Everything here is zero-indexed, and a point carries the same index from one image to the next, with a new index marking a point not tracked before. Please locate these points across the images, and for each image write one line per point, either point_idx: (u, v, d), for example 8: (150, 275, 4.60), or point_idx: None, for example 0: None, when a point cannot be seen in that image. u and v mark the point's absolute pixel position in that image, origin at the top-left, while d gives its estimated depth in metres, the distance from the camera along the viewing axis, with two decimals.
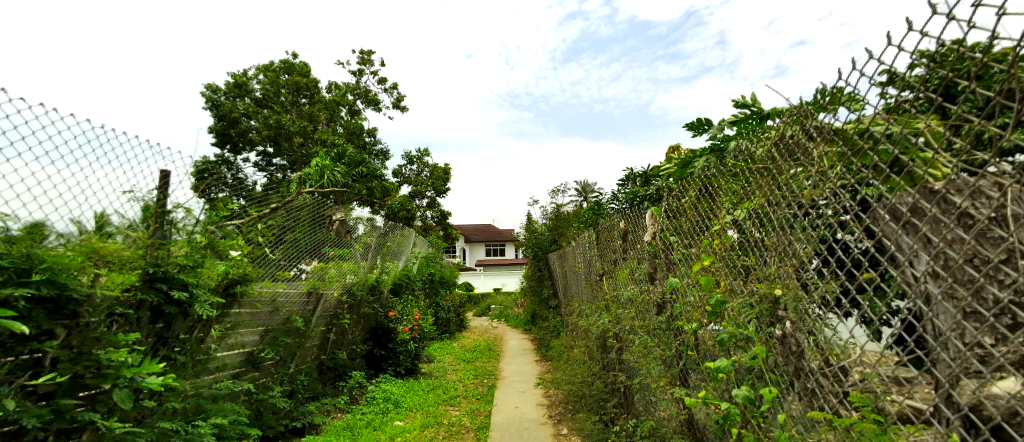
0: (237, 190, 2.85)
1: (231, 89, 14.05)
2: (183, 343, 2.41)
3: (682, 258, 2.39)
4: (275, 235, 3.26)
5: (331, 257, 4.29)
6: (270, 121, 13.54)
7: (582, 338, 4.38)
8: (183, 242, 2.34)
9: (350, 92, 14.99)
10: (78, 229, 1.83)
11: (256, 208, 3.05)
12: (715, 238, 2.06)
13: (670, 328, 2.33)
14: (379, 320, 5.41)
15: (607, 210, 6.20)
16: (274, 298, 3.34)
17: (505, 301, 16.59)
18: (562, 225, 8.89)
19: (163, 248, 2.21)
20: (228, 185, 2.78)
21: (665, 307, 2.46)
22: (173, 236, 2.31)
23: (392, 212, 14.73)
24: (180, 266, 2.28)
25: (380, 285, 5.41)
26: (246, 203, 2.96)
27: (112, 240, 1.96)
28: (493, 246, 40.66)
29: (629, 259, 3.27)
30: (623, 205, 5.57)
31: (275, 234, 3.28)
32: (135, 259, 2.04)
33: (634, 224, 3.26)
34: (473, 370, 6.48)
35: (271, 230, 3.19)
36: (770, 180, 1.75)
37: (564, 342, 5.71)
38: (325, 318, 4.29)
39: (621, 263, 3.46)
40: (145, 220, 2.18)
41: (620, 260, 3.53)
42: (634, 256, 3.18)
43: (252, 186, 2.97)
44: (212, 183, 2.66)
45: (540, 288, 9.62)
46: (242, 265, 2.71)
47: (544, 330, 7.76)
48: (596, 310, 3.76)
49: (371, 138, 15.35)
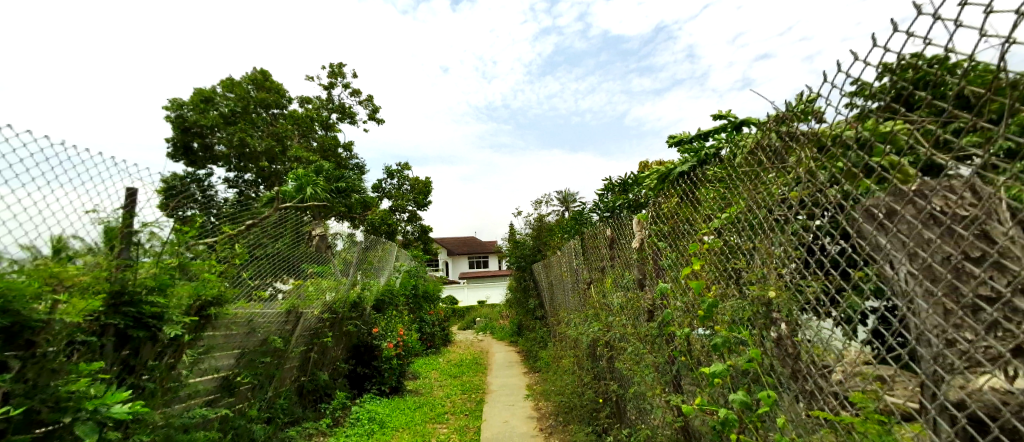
0: (207, 207, 2.78)
1: (198, 104, 13.53)
2: (151, 370, 2.27)
3: (668, 262, 2.39)
4: (249, 254, 3.12)
5: (308, 274, 4.15)
6: (240, 136, 13.08)
7: (572, 350, 4.31)
8: (150, 263, 2.22)
9: (325, 106, 14.74)
10: (31, 254, 1.71)
11: (231, 225, 2.98)
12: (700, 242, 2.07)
13: (662, 335, 2.29)
14: (362, 337, 5.23)
15: (589, 218, 6.22)
16: (251, 319, 3.18)
17: (490, 314, 16.39)
18: (545, 235, 8.80)
19: (128, 270, 2.09)
20: (198, 202, 2.70)
21: (654, 314, 2.41)
22: (140, 257, 2.18)
23: (372, 226, 14.45)
24: (145, 290, 2.16)
25: (364, 302, 5.24)
26: (218, 220, 2.87)
27: (71, 265, 1.85)
28: (476, 258, 40.33)
29: (616, 267, 3.23)
30: (607, 213, 5.58)
31: (249, 252, 3.14)
32: (97, 283, 1.94)
33: (620, 229, 3.23)
34: (460, 385, 6.35)
35: (244, 249, 3.06)
36: (754, 182, 1.75)
37: (553, 354, 5.64)
38: (307, 338, 4.10)
39: (609, 270, 3.42)
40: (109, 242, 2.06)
41: (606, 268, 3.50)
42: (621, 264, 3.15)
43: (222, 203, 2.90)
44: (181, 200, 2.58)
45: (524, 298, 9.54)
46: (215, 284, 2.59)
47: (531, 342, 7.68)
48: (585, 320, 3.70)
49: (347, 153, 15.16)
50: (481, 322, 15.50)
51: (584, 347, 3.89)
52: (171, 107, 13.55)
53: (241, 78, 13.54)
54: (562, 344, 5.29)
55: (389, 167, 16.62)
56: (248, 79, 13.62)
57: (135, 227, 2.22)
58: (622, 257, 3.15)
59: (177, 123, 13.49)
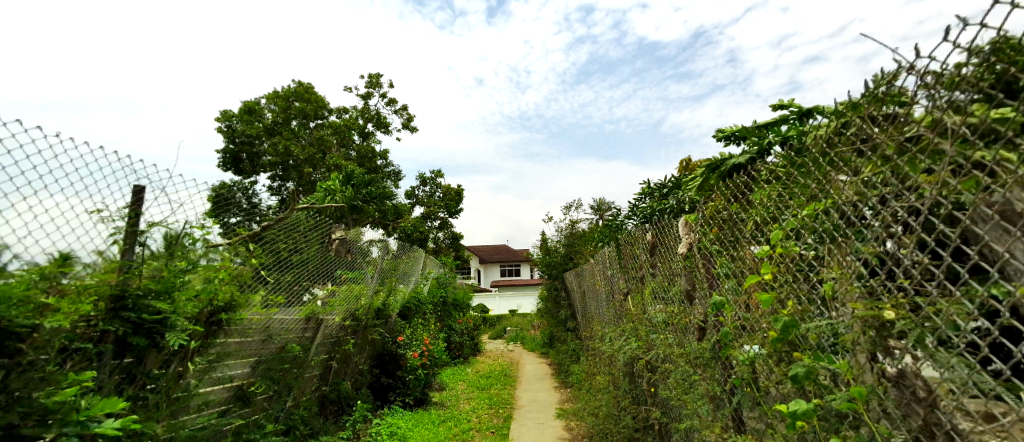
0: (252, 214, 2.79)
1: (243, 114, 14.00)
2: (155, 379, 2.13)
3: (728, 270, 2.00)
4: (273, 259, 2.97)
5: (342, 280, 4.07)
6: (279, 145, 13.46)
7: (608, 368, 3.96)
8: (203, 270, 2.29)
9: (360, 115, 15.01)
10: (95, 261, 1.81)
11: (273, 231, 2.98)
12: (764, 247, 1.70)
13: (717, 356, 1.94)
14: (387, 346, 5.07)
15: (625, 225, 5.85)
16: (267, 325, 3.04)
17: (522, 324, 16.07)
18: (577, 243, 8.43)
19: (180, 277, 2.16)
20: (242, 210, 2.71)
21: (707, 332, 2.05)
22: (191, 264, 2.24)
23: (405, 233, 14.51)
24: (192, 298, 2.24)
25: (389, 309, 5.07)
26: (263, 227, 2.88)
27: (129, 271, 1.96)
28: (508, 266, 40.11)
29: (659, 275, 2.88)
30: (645, 219, 5.22)
31: (275, 257, 3.01)
32: (150, 289, 2.03)
33: (663, 234, 2.88)
34: (487, 399, 6.08)
35: (277, 256, 3.04)
36: (849, 161, 1.30)
37: (585, 369, 5.29)
38: (328, 346, 3.96)
39: (650, 279, 3.07)
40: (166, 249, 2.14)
41: (647, 277, 3.15)
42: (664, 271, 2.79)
43: (267, 210, 2.90)
44: (226, 209, 2.60)
45: (556, 308, 9.19)
46: (227, 289, 2.47)
47: (563, 355, 7.32)
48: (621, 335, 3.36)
49: (382, 161, 15.36)
50: (512, 331, 15.24)
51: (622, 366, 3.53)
52: (219, 117, 14.12)
53: (283, 89, 13.97)
54: (596, 360, 4.94)
55: (422, 174, 16.70)
56: (290, 90, 14.02)
57: (186, 234, 2.27)
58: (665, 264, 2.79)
59: (224, 133, 14.02)
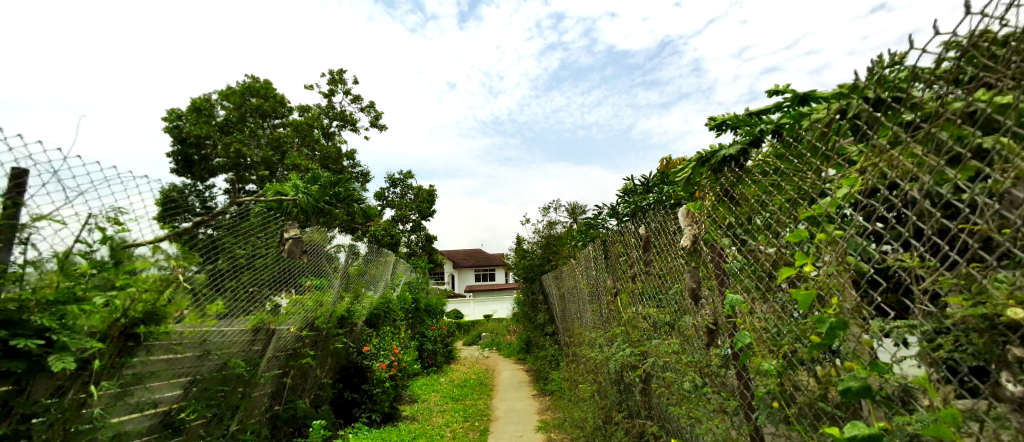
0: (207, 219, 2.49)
1: (195, 114, 13.10)
2: (47, 411, 1.69)
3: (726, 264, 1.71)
4: (211, 261, 2.51)
5: (309, 288, 3.72)
6: (235, 147, 12.69)
7: (597, 378, 3.66)
8: (155, 278, 2.06)
9: (325, 114, 14.37)
10: (38, 270, 1.64)
11: (229, 239, 2.69)
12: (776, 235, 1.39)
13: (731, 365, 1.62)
14: (351, 358, 4.63)
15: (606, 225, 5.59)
16: (204, 339, 2.59)
17: (498, 329, 15.69)
18: (553, 243, 8.16)
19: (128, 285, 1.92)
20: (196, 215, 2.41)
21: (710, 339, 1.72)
22: (144, 271, 2.01)
23: (375, 238, 13.93)
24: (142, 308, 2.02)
25: (354, 317, 4.64)
26: (217, 233, 2.57)
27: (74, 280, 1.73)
28: (482, 270, 39.60)
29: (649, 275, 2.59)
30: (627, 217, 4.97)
31: (217, 258, 2.57)
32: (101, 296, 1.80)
33: (659, 228, 2.59)
34: (462, 411, 5.70)
35: (233, 262, 2.72)
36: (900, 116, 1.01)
37: (575, 377, 4.99)
38: (282, 361, 3.51)
39: (645, 280, 2.80)
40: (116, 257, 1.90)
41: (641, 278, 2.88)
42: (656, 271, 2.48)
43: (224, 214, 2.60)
44: (178, 212, 2.30)
45: (533, 312, 8.89)
46: (150, 296, 2.04)
47: (542, 361, 7.01)
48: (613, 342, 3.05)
49: (350, 162, 14.75)
50: (489, 337, 14.85)
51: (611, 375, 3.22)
52: (170, 117, 13.18)
53: (241, 87, 13.22)
54: (582, 366, 4.65)
55: (391, 176, 16.12)
56: (246, 88, 13.24)
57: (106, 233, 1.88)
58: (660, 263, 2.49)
59: (176, 134, 13.08)
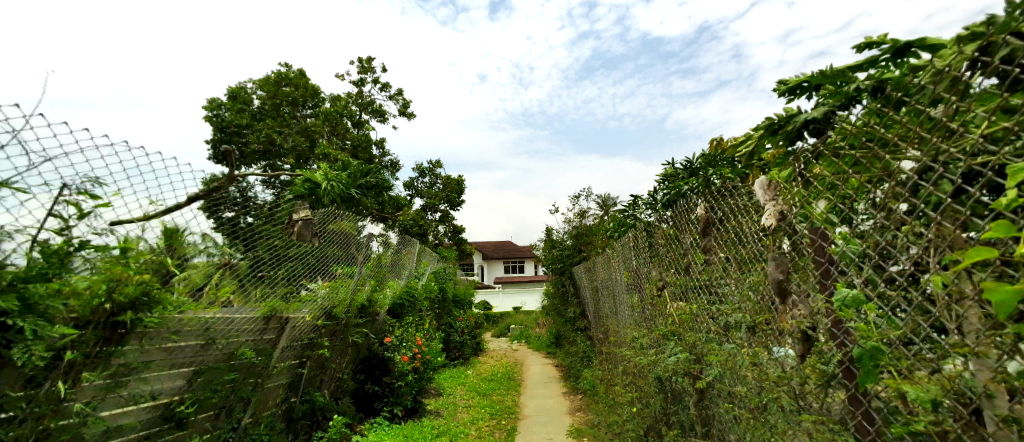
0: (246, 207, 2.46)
1: (233, 103, 13.35)
2: (14, 405, 1.49)
3: (824, 245, 1.27)
4: (246, 251, 2.46)
5: (338, 275, 3.68)
6: (268, 135, 12.85)
7: (639, 382, 3.27)
8: (203, 265, 2.18)
9: (356, 103, 14.39)
10: (102, 255, 1.70)
11: (267, 226, 2.64)
12: (921, 199, 0.96)
13: (843, 384, 1.19)
14: (373, 348, 4.44)
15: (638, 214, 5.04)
16: (208, 327, 2.37)
17: (527, 321, 15.40)
18: (585, 234, 7.75)
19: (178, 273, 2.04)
20: (235, 205, 2.39)
21: (806, 347, 1.29)
22: (193, 258, 2.11)
23: (403, 227, 13.87)
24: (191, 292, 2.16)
25: (376, 306, 4.44)
26: (256, 222, 2.53)
27: (135, 265, 1.81)
28: (512, 262, 39.49)
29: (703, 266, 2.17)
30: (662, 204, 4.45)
31: (252, 249, 2.51)
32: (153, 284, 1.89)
33: (712, 206, 2.06)
34: (488, 407, 5.45)
35: (274, 252, 2.71)
36: None
37: (612, 377, 4.61)
38: (299, 351, 3.32)
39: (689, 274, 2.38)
40: (170, 245, 1.99)
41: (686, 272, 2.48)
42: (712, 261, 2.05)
43: (262, 203, 2.55)
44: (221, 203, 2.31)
45: (564, 306, 8.54)
46: (146, 281, 1.85)
47: (573, 357, 6.67)
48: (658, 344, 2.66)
49: (379, 152, 14.75)
50: (517, 329, 14.61)
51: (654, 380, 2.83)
52: (209, 107, 13.50)
53: (275, 76, 13.40)
54: (622, 367, 4.26)
55: (421, 165, 16.02)
56: (280, 76, 13.39)
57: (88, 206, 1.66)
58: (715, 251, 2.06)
59: (215, 123, 13.39)
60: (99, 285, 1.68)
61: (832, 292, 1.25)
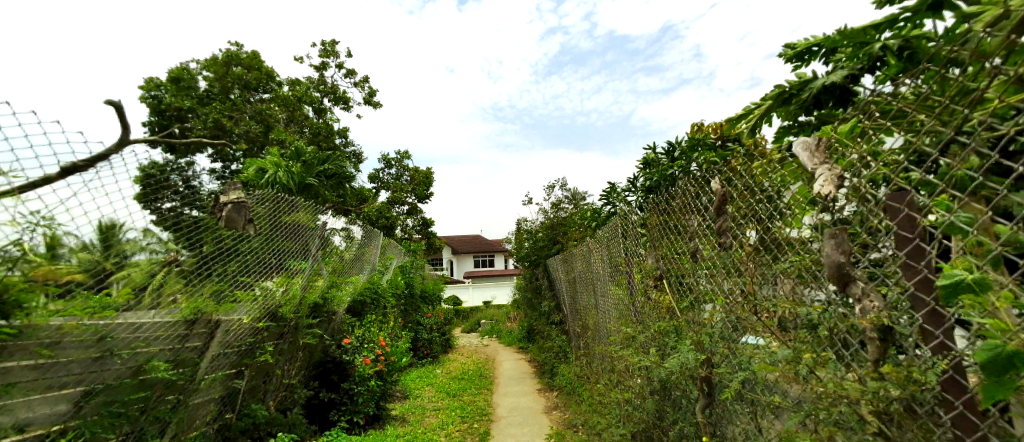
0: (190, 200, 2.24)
1: (176, 85, 12.22)
2: None
3: (912, 216, 0.96)
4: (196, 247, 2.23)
5: (285, 268, 3.30)
6: (216, 120, 11.85)
7: (627, 382, 2.97)
8: (145, 264, 1.90)
9: (315, 88, 13.52)
10: (21, 251, 1.43)
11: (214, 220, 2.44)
12: None
13: (943, 399, 0.90)
14: (329, 351, 3.97)
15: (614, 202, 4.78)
16: (107, 336, 1.88)
17: (498, 316, 15.05)
18: (560, 224, 7.44)
19: (116, 273, 1.77)
20: (179, 195, 2.15)
21: (881, 350, 0.99)
22: (134, 256, 1.84)
23: (367, 219, 13.17)
24: (132, 293, 1.88)
25: (332, 304, 3.96)
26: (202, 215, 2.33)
27: (64, 263, 1.57)
28: (482, 256, 39.04)
29: (712, 249, 1.86)
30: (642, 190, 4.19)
31: (199, 243, 2.27)
32: (87, 285, 1.66)
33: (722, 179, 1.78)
34: (459, 410, 5.07)
35: (222, 245, 2.46)
36: None
37: (593, 375, 4.32)
38: (236, 360, 2.83)
39: (690, 262, 2.08)
40: (106, 241, 1.72)
41: (684, 258, 2.18)
42: (729, 243, 1.73)
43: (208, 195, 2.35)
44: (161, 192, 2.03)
45: (537, 299, 8.23)
46: (77, 283, 1.61)
47: (548, 353, 6.37)
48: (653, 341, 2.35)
49: (342, 141, 13.97)
50: (488, 324, 14.23)
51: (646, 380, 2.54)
52: (148, 88, 12.30)
53: (224, 56, 12.36)
54: (607, 364, 3.96)
55: (386, 155, 15.32)
56: (230, 57, 12.38)
57: None
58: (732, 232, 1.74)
59: (154, 106, 12.19)
60: (19, 287, 1.45)
61: (927, 278, 0.93)
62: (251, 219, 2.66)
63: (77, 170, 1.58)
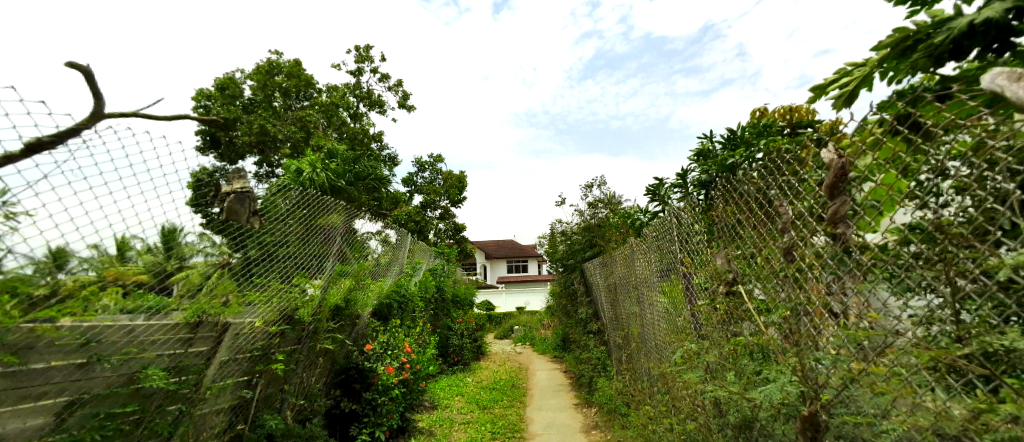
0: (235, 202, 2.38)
1: (221, 94, 12.69)
2: None
3: None
4: (241, 249, 2.38)
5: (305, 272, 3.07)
6: (257, 125, 12.18)
7: (684, 406, 2.54)
8: (201, 265, 2.08)
9: (351, 93, 13.72)
10: (97, 253, 1.61)
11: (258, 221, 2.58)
12: None
13: None
14: (352, 358, 3.74)
15: (660, 200, 4.34)
16: (96, 338, 1.69)
17: (532, 323, 14.64)
18: (597, 227, 7.02)
19: (175, 274, 1.95)
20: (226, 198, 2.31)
21: None
22: (191, 258, 2.02)
23: (400, 223, 13.15)
24: (190, 292, 2.07)
25: (356, 308, 3.73)
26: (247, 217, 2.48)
27: (132, 265, 1.75)
28: (515, 262, 38.79)
29: (820, 246, 1.43)
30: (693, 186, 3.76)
31: (244, 244, 2.42)
32: (151, 285, 1.85)
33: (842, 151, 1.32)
34: (489, 424, 4.73)
35: (263, 248, 2.58)
36: None
37: (641, 393, 3.88)
38: (248, 366, 2.60)
39: (780, 263, 1.66)
40: (167, 244, 1.90)
41: (769, 260, 1.77)
42: (848, 234, 1.30)
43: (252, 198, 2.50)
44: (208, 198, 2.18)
45: (573, 307, 7.81)
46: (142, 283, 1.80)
47: (585, 365, 5.95)
48: (723, 360, 1.92)
49: (377, 145, 14.09)
50: (521, 331, 13.87)
51: (710, 407, 2.11)
52: (195, 97, 12.83)
53: (265, 64, 12.75)
54: (657, 382, 3.52)
55: (420, 159, 15.32)
56: (272, 65, 12.77)
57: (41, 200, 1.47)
58: (852, 220, 1.30)
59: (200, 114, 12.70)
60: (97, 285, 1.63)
61: None
62: (254, 209, 2.37)
63: (38, 147, 1.40)
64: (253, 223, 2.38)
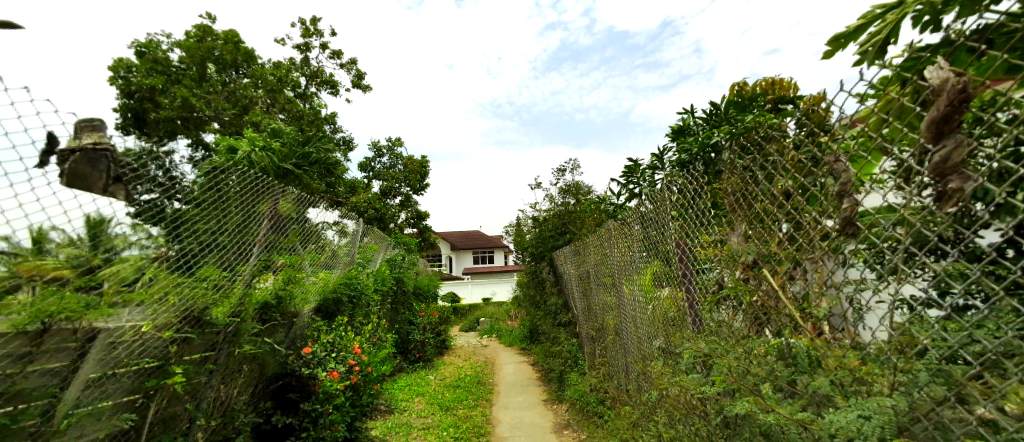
0: (169, 190, 2.12)
1: (151, 67, 11.42)
2: None
3: None
4: (177, 244, 2.15)
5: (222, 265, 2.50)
6: (194, 102, 11.03)
7: (677, 413, 2.16)
8: (135, 258, 1.91)
9: (301, 70, 12.75)
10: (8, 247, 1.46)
11: (198, 211, 2.30)
12: None
13: None
14: (286, 363, 3.19)
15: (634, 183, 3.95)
16: None
17: (497, 314, 14.24)
18: (565, 213, 6.67)
19: (105, 268, 1.76)
20: (157, 186, 2.05)
21: None
22: (123, 251, 1.85)
23: (357, 210, 12.39)
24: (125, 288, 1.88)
25: (291, 305, 3.17)
26: (185, 206, 2.21)
27: (52, 259, 1.58)
28: (481, 252, 38.31)
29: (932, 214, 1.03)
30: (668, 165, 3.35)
31: (179, 237, 2.16)
32: (78, 283, 1.67)
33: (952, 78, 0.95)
34: (451, 426, 4.30)
35: (203, 238, 2.34)
36: None
37: (620, 391, 3.50)
38: (131, 383, 1.99)
39: (828, 241, 1.28)
40: (94, 235, 1.73)
41: (800, 238, 1.38)
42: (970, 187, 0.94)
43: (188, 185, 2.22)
44: (135, 183, 1.93)
45: (540, 297, 7.47)
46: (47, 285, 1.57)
47: (554, 358, 5.61)
48: (742, 362, 1.51)
49: (331, 128, 13.20)
50: (487, 322, 13.47)
51: (719, 420, 1.72)
52: (120, 69, 11.47)
53: (203, 36, 11.58)
54: (636, 380, 3.16)
55: (379, 144, 14.50)
56: (210, 37, 11.62)
57: None
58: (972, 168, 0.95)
59: (126, 89, 11.36)
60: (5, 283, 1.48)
61: None
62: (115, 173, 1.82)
63: None
64: (113, 191, 1.83)
